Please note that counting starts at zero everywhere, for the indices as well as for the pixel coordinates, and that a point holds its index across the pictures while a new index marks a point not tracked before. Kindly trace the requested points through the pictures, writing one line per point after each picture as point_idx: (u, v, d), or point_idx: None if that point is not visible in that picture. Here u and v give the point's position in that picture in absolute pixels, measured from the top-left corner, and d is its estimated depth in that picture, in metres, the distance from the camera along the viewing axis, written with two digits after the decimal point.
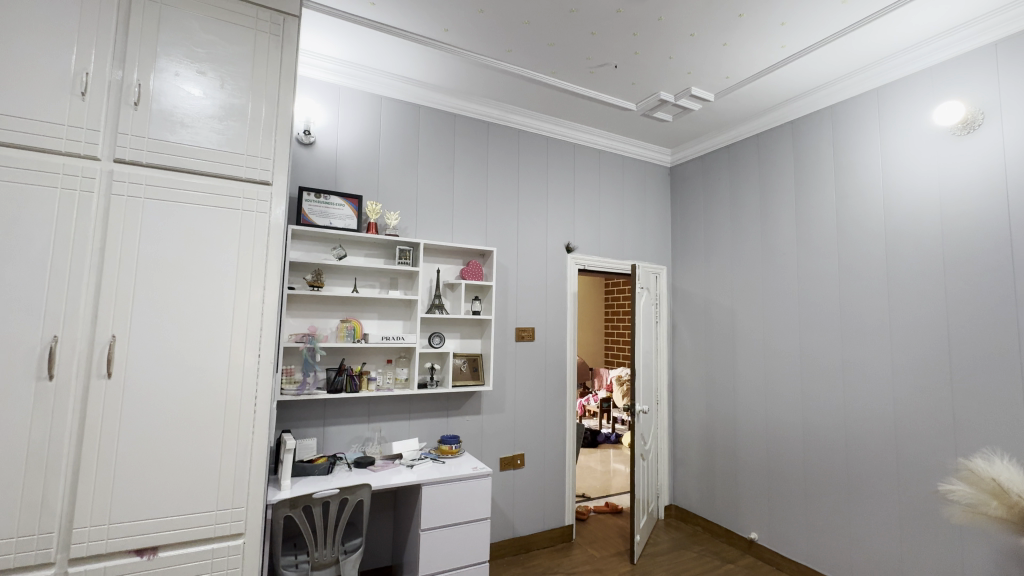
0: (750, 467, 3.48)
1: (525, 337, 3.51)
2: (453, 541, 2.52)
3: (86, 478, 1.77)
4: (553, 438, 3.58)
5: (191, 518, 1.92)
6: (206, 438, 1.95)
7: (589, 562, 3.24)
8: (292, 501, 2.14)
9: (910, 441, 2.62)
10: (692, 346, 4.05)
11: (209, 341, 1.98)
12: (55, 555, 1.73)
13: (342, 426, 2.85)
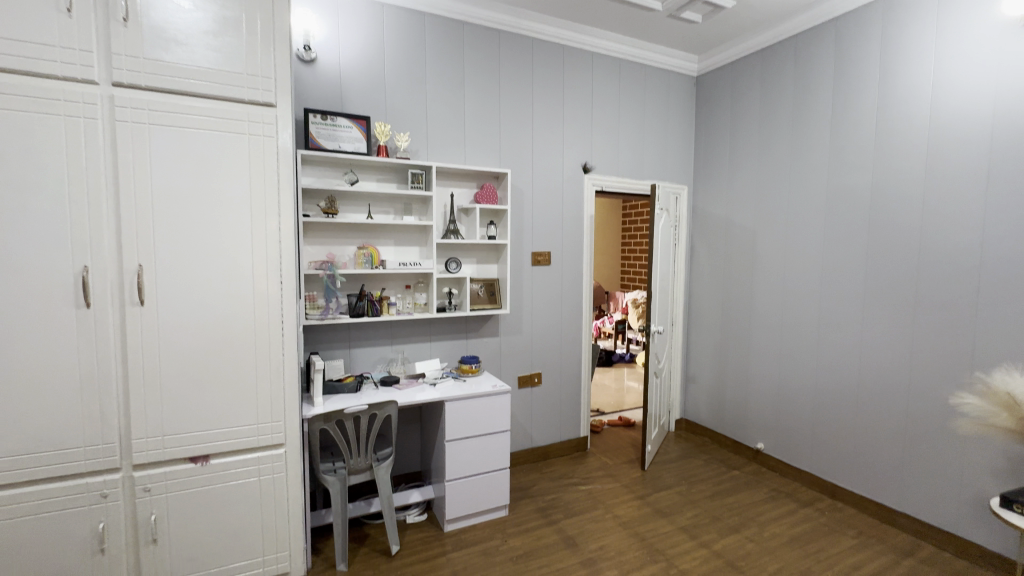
0: (761, 383, 3.58)
1: (541, 262, 3.50)
2: (476, 450, 2.71)
3: (136, 396, 1.92)
4: (568, 358, 3.70)
5: (234, 430, 2.09)
6: (240, 359, 2.07)
7: (602, 468, 3.48)
8: (326, 415, 2.30)
9: (925, 358, 2.63)
10: (710, 267, 4.01)
11: (231, 268, 2.02)
12: (120, 462, 1.93)
13: (366, 348, 2.97)
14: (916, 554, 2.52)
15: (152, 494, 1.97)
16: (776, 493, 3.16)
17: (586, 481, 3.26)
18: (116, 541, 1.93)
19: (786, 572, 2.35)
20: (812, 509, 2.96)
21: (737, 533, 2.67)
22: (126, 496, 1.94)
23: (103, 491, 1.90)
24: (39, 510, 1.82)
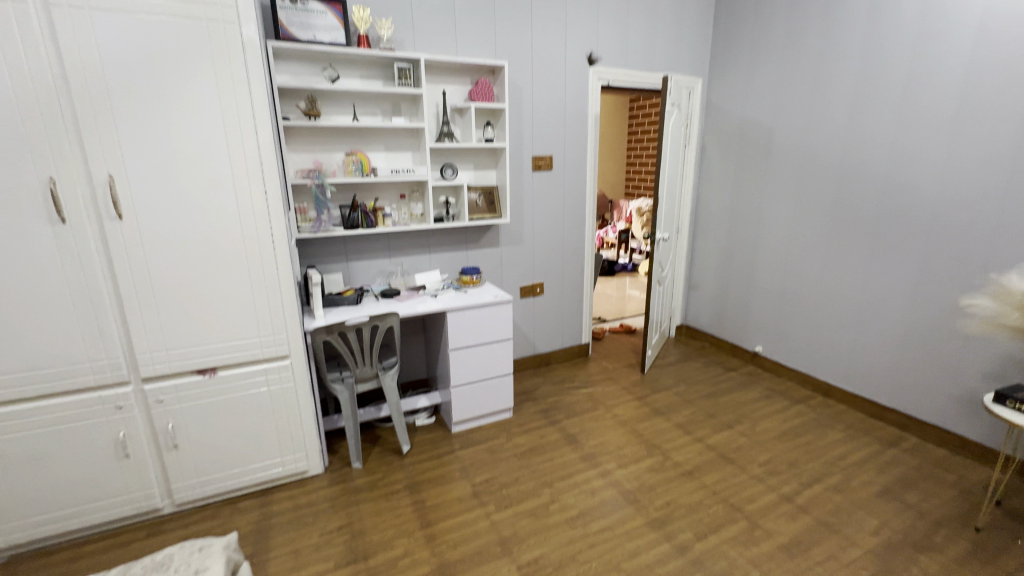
0: (764, 289, 3.55)
1: (542, 167, 3.30)
2: (479, 358, 2.76)
3: (132, 312, 1.90)
4: (571, 267, 3.65)
5: (237, 343, 2.10)
6: (233, 274, 2.02)
7: (603, 373, 3.58)
8: (327, 328, 2.29)
9: (937, 259, 2.56)
10: (720, 170, 3.80)
11: (210, 178, 1.88)
12: (129, 376, 1.96)
13: (364, 261, 2.91)
14: (900, 445, 2.65)
15: (165, 404, 2.03)
16: (770, 392, 3.28)
17: (588, 385, 3.38)
18: (139, 447, 2.02)
19: (774, 462, 2.49)
20: (804, 406, 3.08)
21: (730, 429, 2.80)
22: (140, 407, 2.00)
23: (117, 403, 1.95)
24: (58, 421, 1.88)
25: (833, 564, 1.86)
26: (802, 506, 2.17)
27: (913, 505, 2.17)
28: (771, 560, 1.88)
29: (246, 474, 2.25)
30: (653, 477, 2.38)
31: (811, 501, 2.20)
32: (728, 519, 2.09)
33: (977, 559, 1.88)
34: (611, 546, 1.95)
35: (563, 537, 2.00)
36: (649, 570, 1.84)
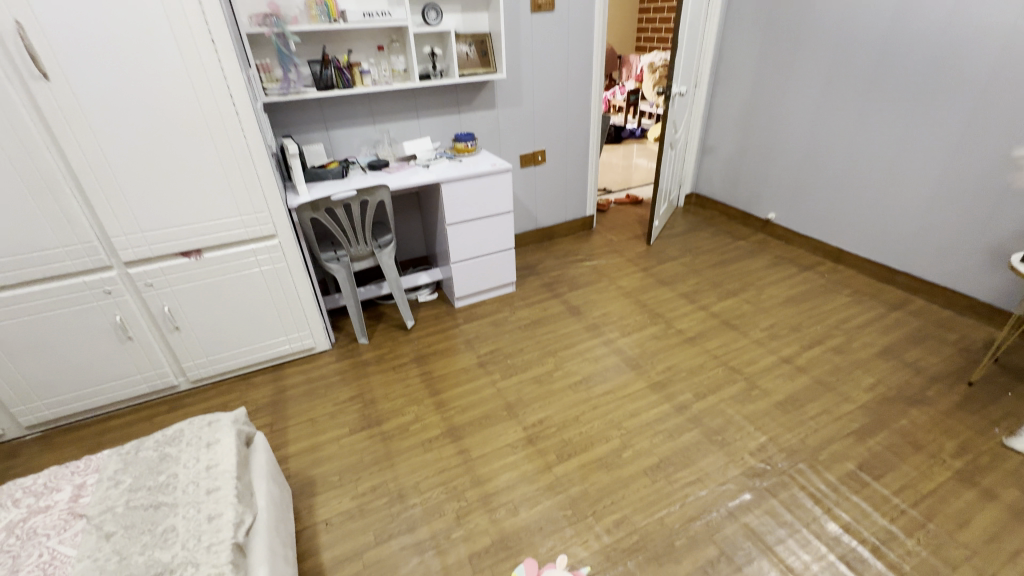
0: (786, 149, 3.25)
1: (543, 7, 2.79)
2: (479, 233, 2.63)
3: (94, 191, 1.73)
4: (575, 132, 3.32)
5: (218, 223, 1.96)
6: (197, 145, 1.80)
7: (607, 245, 3.48)
8: (313, 204, 2.13)
9: (993, 108, 2.25)
10: (752, 6, 3.22)
11: (141, 23, 1.56)
12: (110, 260, 1.86)
13: (346, 129, 2.62)
14: (906, 307, 2.63)
15: (156, 288, 1.96)
16: (779, 259, 3.19)
17: (592, 258, 3.29)
18: (141, 331, 2.01)
19: (777, 327, 2.49)
20: (813, 273, 3.02)
21: (735, 297, 2.77)
22: (130, 291, 1.94)
23: (105, 288, 1.88)
24: (50, 308, 1.83)
25: (826, 417, 1.93)
26: (801, 367, 2.21)
27: (911, 363, 2.21)
28: (767, 416, 1.96)
29: (255, 352, 2.28)
30: (655, 344, 2.40)
31: (810, 363, 2.23)
32: (728, 381, 2.14)
33: (966, 410, 1.95)
34: (613, 408, 2.03)
35: (567, 401, 2.07)
36: (649, 428, 1.93)
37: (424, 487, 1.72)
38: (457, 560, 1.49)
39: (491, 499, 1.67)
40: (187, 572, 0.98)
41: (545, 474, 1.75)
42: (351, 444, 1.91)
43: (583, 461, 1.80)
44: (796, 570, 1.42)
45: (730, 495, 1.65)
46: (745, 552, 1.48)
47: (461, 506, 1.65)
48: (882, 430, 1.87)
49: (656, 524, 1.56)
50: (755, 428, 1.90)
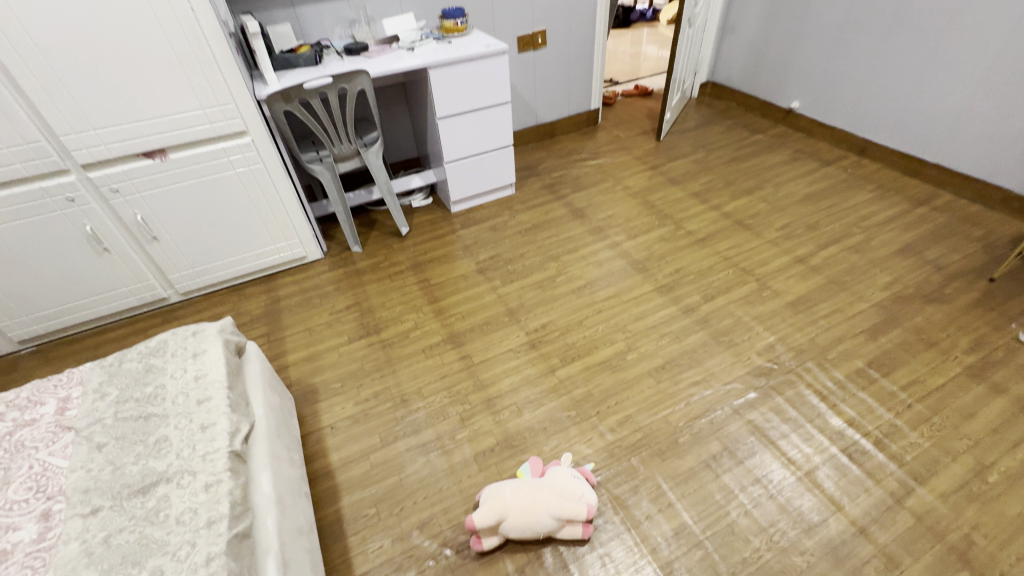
0: (819, 24, 2.85)
1: None
2: (474, 128, 2.38)
3: (27, 80, 1.50)
4: (580, 7, 2.89)
5: (179, 119, 1.75)
6: (137, 21, 1.54)
7: (614, 142, 3.21)
8: (284, 95, 1.88)
9: None
10: None
11: None
12: (65, 164, 1.68)
13: (316, 5, 2.25)
14: (931, 203, 2.46)
15: (124, 194, 1.80)
16: (799, 154, 2.95)
17: (596, 156, 3.05)
18: (116, 241, 1.88)
19: (793, 226, 2.35)
20: (835, 168, 2.80)
21: (750, 195, 2.59)
22: (96, 199, 1.78)
23: (67, 195, 1.72)
24: (10, 218, 1.68)
25: (838, 317, 1.87)
26: (816, 267, 2.11)
27: (933, 260, 2.10)
28: (777, 316, 1.90)
29: (243, 263, 2.18)
30: (663, 246, 2.28)
31: (825, 262, 2.13)
32: (738, 283, 2.06)
33: (985, 307, 1.88)
34: (618, 312, 1.96)
35: (570, 306, 2.01)
36: (655, 331, 1.87)
37: (427, 392, 1.71)
38: (463, 459, 1.50)
39: (495, 402, 1.66)
40: (185, 480, 0.95)
41: (549, 378, 1.73)
42: (350, 352, 1.88)
43: (587, 364, 1.77)
44: (798, 461, 1.44)
45: (736, 393, 1.63)
46: (749, 446, 1.49)
47: (465, 409, 1.65)
48: (895, 328, 1.82)
49: (660, 423, 1.56)
50: (764, 328, 1.85)
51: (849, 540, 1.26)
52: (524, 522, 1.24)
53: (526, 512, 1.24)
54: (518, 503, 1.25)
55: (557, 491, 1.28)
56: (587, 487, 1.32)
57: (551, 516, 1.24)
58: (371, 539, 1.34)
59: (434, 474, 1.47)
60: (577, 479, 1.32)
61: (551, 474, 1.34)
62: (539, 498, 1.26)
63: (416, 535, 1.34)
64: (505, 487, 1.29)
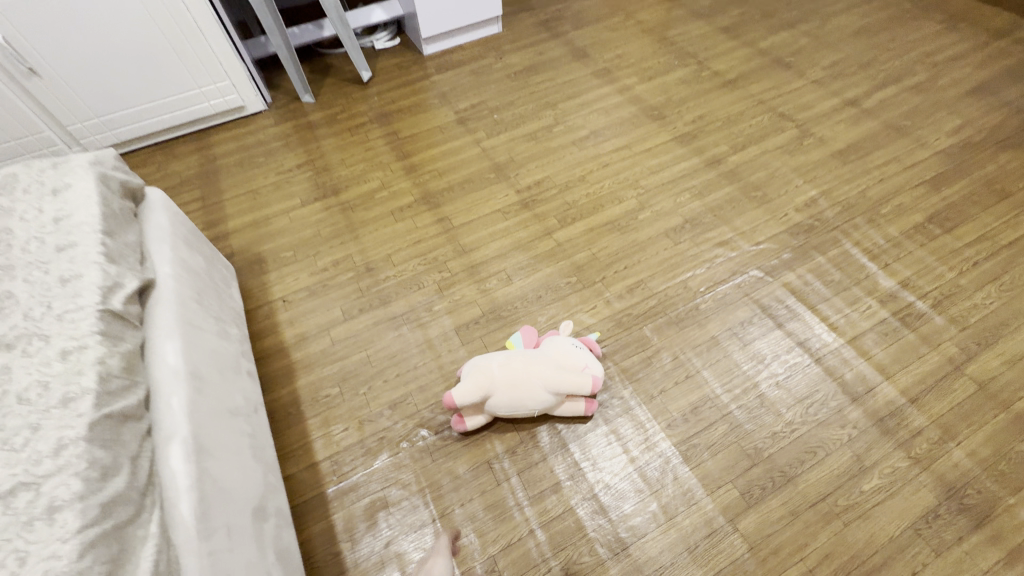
0: None
1: None
2: None
3: None
4: None
5: None
6: None
7: None
8: None
9: None
10: None
11: None
12: None
13: None
14: (1012, 35, 2.00)
15: None
16: None
17: None
18: None
19: (843, 64, 1.91)
20: None
21: (792, 30, 2.10)
22: None
23: None
24: None
25: (893, 167, 1.54)
26: (869, 110, 1.73)
27: (1011, 101, 1.72)
28: (821, 168, 1.56)
29: (164, 113, 1.74)
30: (683, 90, 1.86)
31: (881, 104, 1.74)
32: (775, 130, 1.69)
33: None
34: (629, 166, 1.62)
35: (570, 161, 1.65)
36: (672, 186, 1.54)
37: (398, 260, 1.42)
38: (441, 333, 1.26)
39: (479, 269, 1.38)
40: (34, 347, 0.68)
41: (545, 241, 1.43)
42: (304, 217, 1.55)
43: (590, 225, 1.46)
44: (840, 327, 1.20)
45: (769, 254, 1.36)
46: (784, 312, 1.24)
47: (444, 278, 1.37)
48: (962, 179, 1.50)
49: (678, 289, 1.30)
50: (805, 181, 1.52)
51: (897, 411, 1.07)
52: (516, 400, 1.01)
53: (518, 386, 1.01)
54: (509, 377, 1.01)
55: (555, 363, 1.05)
56: (591, 359, 1.09)
57: (549, 392, 1.02)
58: (334, 421, 1.13)
59: (408, 350, 1.23)
60: (580, 350, 1.08)
61: (548, 345, 1.10)
62: (534, 371, 1.02)
63: (387, 417, 1.13)
64: (493, 358, 1.05)
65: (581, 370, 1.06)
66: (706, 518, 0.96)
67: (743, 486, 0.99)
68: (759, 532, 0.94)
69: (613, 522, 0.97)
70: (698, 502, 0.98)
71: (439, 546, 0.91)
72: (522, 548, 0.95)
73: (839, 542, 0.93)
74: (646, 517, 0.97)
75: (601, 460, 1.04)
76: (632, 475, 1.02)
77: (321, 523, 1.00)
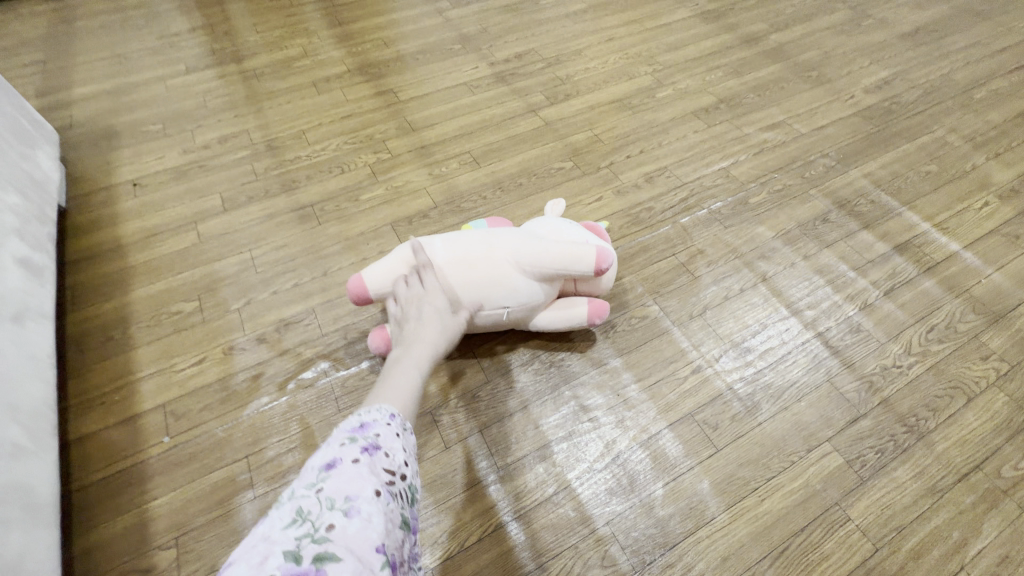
0: None
1: None
2: None
3: None
4: None
5: None
6: None
7: None
8: None
9: None
10: None
11: None
12: None
13: None
14: None
15: None
16: None
17: None
18: None
19: None
20: None
21: None
22: None
23: None
24: None
25: (980, 51, 1.19)
26: None
27: None
28: (887, 49, 1.20)
29: None
30: None
31: None
32: (823, 10, 1.32)
33: None
34: (640, 42, 1.21)
35: (561, 34, 1.24)
36: (698, 63, 1.15)
37: (315, 137, 0.98)
38: (371, 228, 0.83)
39: (432, 150, 0.96)
40: None
41: (527, 119, 1.02)
42: (187, 85, 1.09)
43: (591, 103, 1.06)
44: (953, 227, 0.84)
45: (837, 139, 0.98)
46: (871, 207, 0.86)
47: (380, 160, 0.94)
48: None
49: (717, 177, 0.91)
50: (870, 62, 1.15)
51: None
52: (471, 287, 0.59)
53: (472, 264, 0.59)
54: (457, 250, 0.60)
55: (534, 235, 0.63)
56: (593, 238, 0.68)
57: (524, 271, 0.60)
58: (182, 350, 0.69)
59: (317, 251, 0.80)
60: (574, 225, 0.67)
61: (524, 222, 0.69)
62: (498, 241, 0.61)
63: (272, 344, 0.70)
64: (432, 232, 0.63)
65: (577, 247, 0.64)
66: (795, 502, 0.57)
67: (849, 449, 0.61)
68: (885, 523, 0.56)
69: (639, 509, 0.57)
70: (780, 476, 0.59)
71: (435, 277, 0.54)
72: (484, 556, 0.54)
73: (1018, 537, 0.55)
74: (696, 500, 0.57)
75: (617, 410, 0.63)
76: (668, 434, 0.62)
77: (130, 517, 0.57)
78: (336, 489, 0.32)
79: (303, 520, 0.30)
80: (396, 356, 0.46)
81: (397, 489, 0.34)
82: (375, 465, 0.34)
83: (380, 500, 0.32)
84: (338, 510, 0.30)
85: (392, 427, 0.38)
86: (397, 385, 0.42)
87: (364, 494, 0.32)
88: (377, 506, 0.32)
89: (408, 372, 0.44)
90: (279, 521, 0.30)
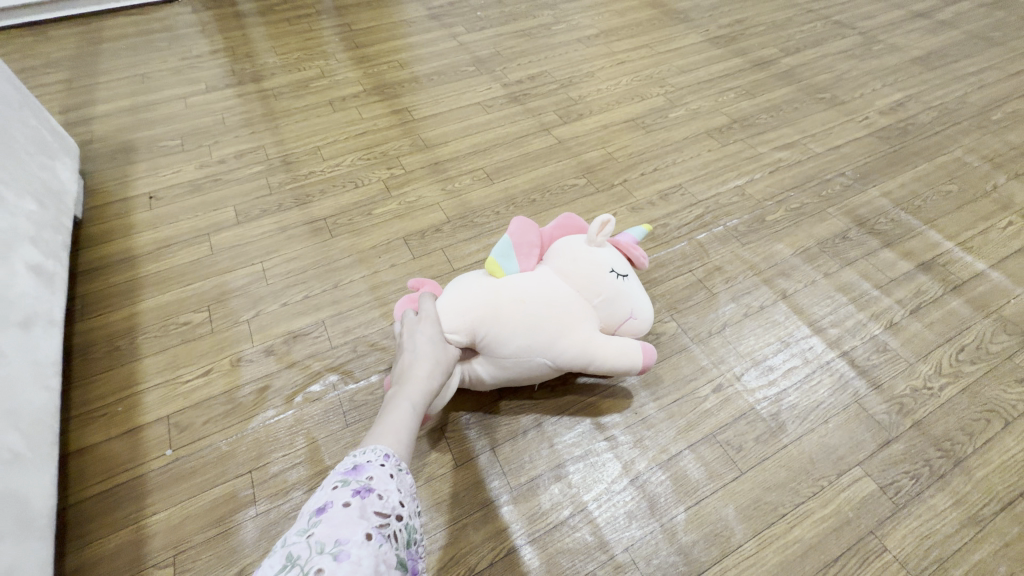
0: None
1: None
2: None
3: None
4: None
5: None
6: None
7: None
8: None
9: None
10: None
11: None
12: None
13: None
14: None
15: None
16: None
17: None
18: None
19: None
20: None
21: None
22: None
23: None
24: None
25: (994, 75, 1.19)
26: (946, 22, 1.39)
27: None
28: (899, 73, 1.20)
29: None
30: None
31: (958, 16, 1.41)
32: (832, 35, 1.33)
33: None
34: (651, 65, 1.23)
35: (572, 57, 1.26)
36: (709, 84, 1.16)
37: (330, 153, 0.99)
38: (383, 242, 0.83)
39: (446, 166, 0.96)
40: None
41: (540, 137, 1.02)
42: (207, 103, 1.12)
43: (603, 123, 1.06)
44: (978, 246, 0.81)
45: (852, 159, 0.97)
46: (892, 225, 0.85)
47: (394, 175, 0.94)
48: None
49: (733, 195, 0.90)
50: (883, 85, 1.16)
51: None
52: (504, 376, 0.58)
53: (508, 364, 0.56)
54: (491, 346, 0.55)
55: (577, 321, 0.56)
56: (641, 296, 0.59)
57: (560, 370, 0.58)
58: (188, 361, 0.68)
59: (329, 264, 0.79)
60: (626, 286, 0.57)
61: (568, 267, 0.57)
62: (538, 341, 0.55)
63: (280, 356, 0.68)
64: (463, 303, 0.54)
65: (619, 324, 0.58)
66: (827, 530, 0.54)
67: (882, 474, 0.57)
68: (925, 555, 0.52)
69: (660, 535, 0.54)
70: (809, 502, 0.55)
71: (434, 319, 0.52)
72: None
73: None
74: (721, 526, 0.54)
75: (635, 430, 0.61)
76: (689, 455, 0.59)
77: (126, 534, 0.54)
78: (327, 533, 0.31)
79: (292, 565, 0.29)
80: (390, 394, 0.45)
81: (390, 532, 0.34)
82: (365, 508, 0.34)
83: (372, 542, 0.32)
84: (327, 554, 0.30)
85: (385, 468, 0.37)
86: (391, 420, 0.42)
87: (355, 537, 0.31)
88: (368, 550, 0.31)
89: (401, 406, 0.43)
90: (270, 568, 0.30)
